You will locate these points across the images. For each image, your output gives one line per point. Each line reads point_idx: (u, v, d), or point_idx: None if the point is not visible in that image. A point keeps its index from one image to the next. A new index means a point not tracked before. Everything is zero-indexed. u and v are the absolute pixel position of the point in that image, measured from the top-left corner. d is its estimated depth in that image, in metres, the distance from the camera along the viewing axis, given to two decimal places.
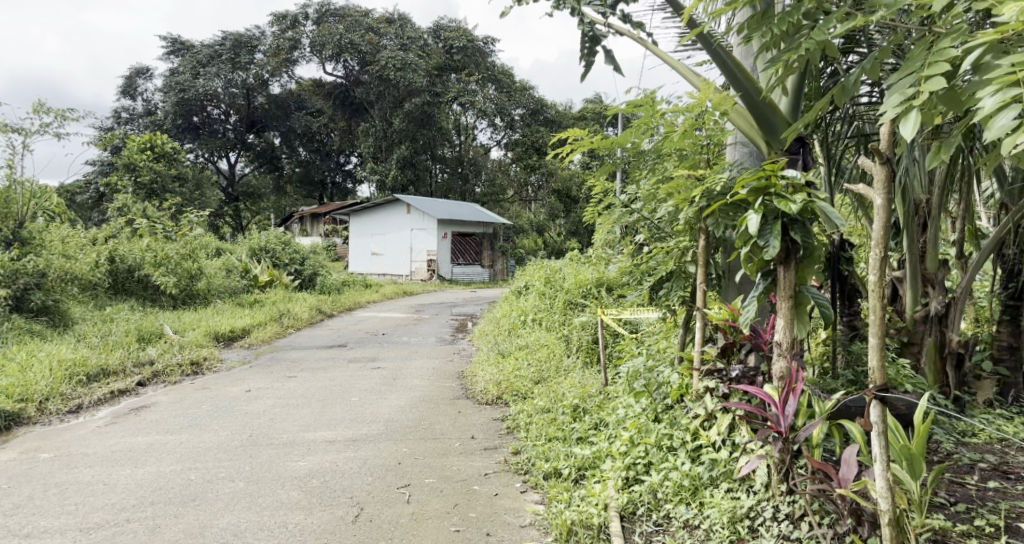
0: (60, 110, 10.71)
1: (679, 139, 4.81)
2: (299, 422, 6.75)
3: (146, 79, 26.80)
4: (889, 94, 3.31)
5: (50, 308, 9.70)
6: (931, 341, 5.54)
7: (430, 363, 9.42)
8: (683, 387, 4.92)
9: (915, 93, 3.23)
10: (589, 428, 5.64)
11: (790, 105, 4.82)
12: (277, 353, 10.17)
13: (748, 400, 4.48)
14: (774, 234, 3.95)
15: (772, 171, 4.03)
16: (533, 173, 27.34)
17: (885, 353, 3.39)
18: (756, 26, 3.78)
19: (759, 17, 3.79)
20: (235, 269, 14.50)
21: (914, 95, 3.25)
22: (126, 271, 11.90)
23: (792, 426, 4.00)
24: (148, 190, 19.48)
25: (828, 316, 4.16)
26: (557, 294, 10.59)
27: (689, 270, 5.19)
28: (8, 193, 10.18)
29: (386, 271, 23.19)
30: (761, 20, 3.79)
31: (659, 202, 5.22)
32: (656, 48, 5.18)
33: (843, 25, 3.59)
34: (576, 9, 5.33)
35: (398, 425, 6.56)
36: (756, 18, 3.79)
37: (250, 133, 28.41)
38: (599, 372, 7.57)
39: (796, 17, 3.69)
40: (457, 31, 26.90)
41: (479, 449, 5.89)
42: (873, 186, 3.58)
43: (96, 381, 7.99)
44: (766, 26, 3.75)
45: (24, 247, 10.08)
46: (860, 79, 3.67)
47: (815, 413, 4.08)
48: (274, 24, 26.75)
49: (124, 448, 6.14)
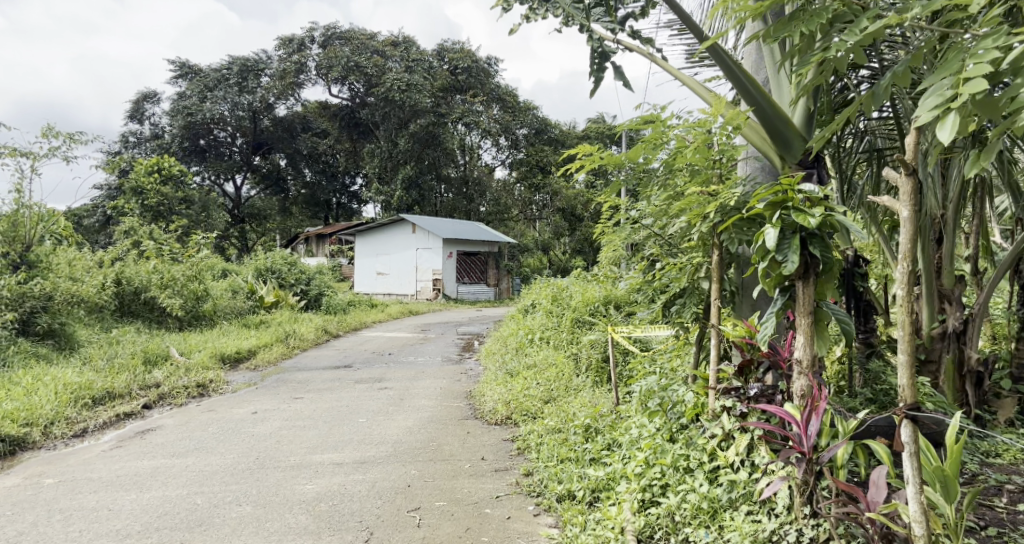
0: (69, 134, 10.73)
1: (691, 155, 4.74)
2: (307, 444, 6.66)
3: (153, 104, 26.93)
4: (925, 98, 3.26)
5: (57, 331, 9.65)
6: (948, 359, 5.41)
7: (437, 383, 9.32)
8: (698, 406, 4.84)
9: (953, 96, 3.17)
10: (602, 448, 5.53)
11: (806, 115, 4.70)
12: (283, 374, 10.08)
13: (767, 419, 4.39)
14: (792, 249, 3.87)
15: (789, 184, 3.95)
16: (538, 193, 27.35)
17: (915, 371, 3.29)
18: (778, 33, 3.72)
19: (784, 20, 3.73)
20: (240, 291, 14.46)
21: (953, 98, 3.19)
22: (133, 293, 11.88)
23: (814, 447, 3.86)
24: (155, 212, 19.51)
25: (849, 332, 4.05)
26: (565, 312, 10.50)
27: (702, 287, 5.11)
28: (15, 216, 10.14)
29: (391, 290, 23.12)
30: (787, 23, 3.72)
31: (670, 218, 5.14)
32: (667, 64, 5.13)
33: (874, 29, 3.53)
34: (585, 26, 5.31)
35: (407, 447, 6.45)
36: (780, 23, 3.72)
37: (256, 156, 28.54)
38: (609, 391, 7.46)
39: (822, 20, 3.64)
40: (461, 52, 26.96)
41: (489, 471, 5.79)
42: (898, 199, 3.47)
43: (102, 405, 7.91)
44: (791, 30, 3.70)
45: (30, 271, 10.08)
46: (891, 86, 3.59)
47: (838, 433, 3.93)
48: (280, 48, 26.93)
49: (129, 473, 6.04)
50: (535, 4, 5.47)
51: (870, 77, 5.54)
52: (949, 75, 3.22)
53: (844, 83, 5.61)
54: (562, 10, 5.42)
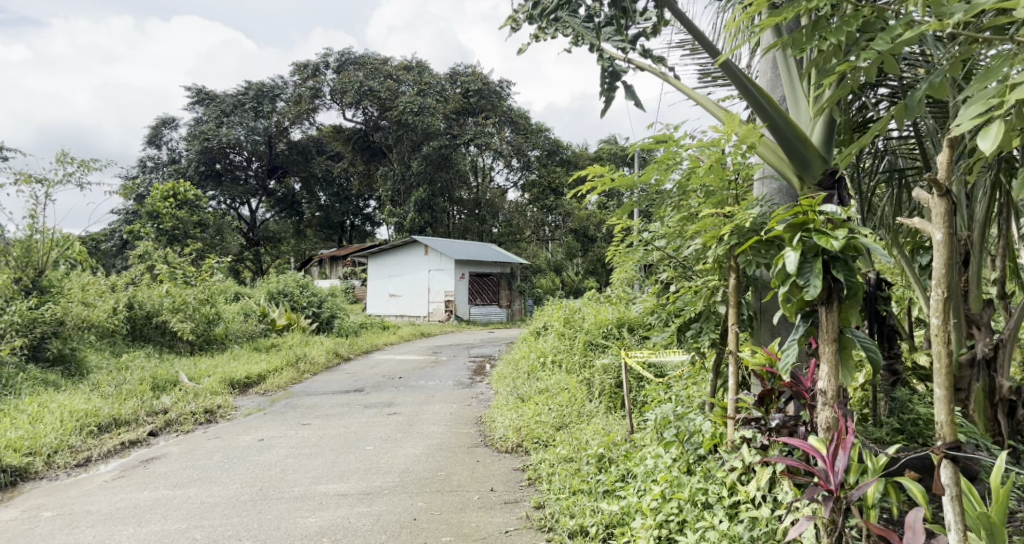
0: (84, 160, 10.68)
1: (705, 175, 4.57)
2: (312, 473, 6.48)
3: (171, 129, 27.04)
4: (964, 106, 3.11)
5: (67, 357, 9.54)
6: (978, 386, 5.16)
7: (447, 409, 9.12)
8: (717, 437, 4.69)
9: (997, 104, 3.02)
10: (615, 480, 5.33)
11: (825, 133, 4.52)
12: (293, 399, 9.91)
13: (789, 452, 4.19)
14: (814, 273, 3.69)
15: (809, 206, 3.77)
16: (550, 214, 27.18)
17: (953, 407, 3.16)
18: (803, 42, 3.60)
19: (809, 26, 3.59)
20: (252, 314, 14.36)
21: (997, 107, 3.03)
22: (144, 317, 11.78)
23: (842, 484, 3.64)
24: (170, 236, 19.47)
25: (876, 361, 3.82)
26: (577, 334, 10.29)
27: (719, 311, 4.92)
28: (28, 242, 10.05)
29: (404, 312, 22.96)
30: (812, 29, 3.58)
31: (685, 240, 4.97)
32: (680, 83, 4.98)
33: (907, 36, 3.38)
34: (595, 45, 5.18)
35: (414, 477, 6.26)
36: (806, 30, 3.59)
37: (271, 180, 28.61)
38: (623, 418, 7.25)
39: (856, 26, 3.49)
40: (473, 74, 27.02)
41: (499, 503, 5.59)
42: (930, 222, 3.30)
43: (108, 432, 7.76)
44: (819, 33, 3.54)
45: (42, 296, 10.00)
46: (925, 97, 3.44)
47: (868, 469, 3.71)
48: (295, 73, 27.05)
49: (129, 505, 5.88)
50: (544, 24, 5.31)
51: (890, 95, 5.40)
52: (991, 82, 3.05)
53: (862, 102, 5.46)
54: (571, 30, 5.28)
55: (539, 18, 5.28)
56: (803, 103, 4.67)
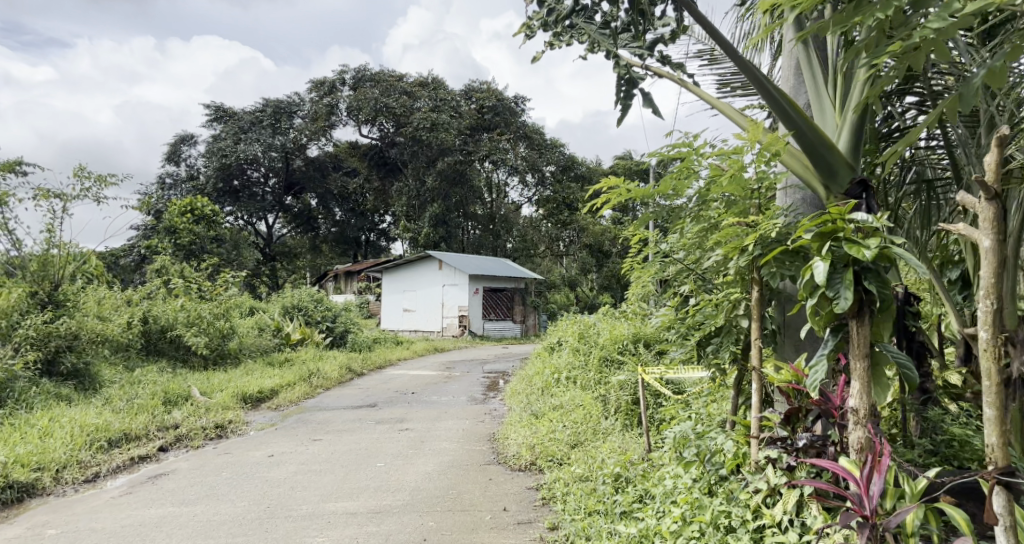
0: (101, 175, 10.63)
1: (726, 184, 4.40)
2: (321, 491, 6.31)
3: (190, 146, 27.14)
4: None
5: (81, 371, 9.45)
6: (1013, 407, 5.01)
7: (460, 425, 8.94)
8: (739, 457, 4.51)
9: None
10: (633, 500, 5.17)
11: (853, 140, 4.32)
12: (305, 414, 9.75)
13: (818, 474, 3.99)
14: (844, 284, 3.50)
15: (838, 213, 3.58)
16: (565, 229, 26.97)
17: (1004, 431, 3.08)
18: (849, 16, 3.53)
19: (852, 8, 3.51)
20: (267, 328, 14.29)
21: None
22: (159, 332, 11.69)
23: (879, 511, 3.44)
24: (187, 251, 19.47)
25: (912, 379, 3.62)
26: (592, 350, 10.09)
27: (742, 325, 4.74)
28: (45, 256, 10.04)
29: (417, 327, 22.79)
30: (854, 11, 3.50)
31: (705, 251, 4.79)
32: (701, 90, 4.82)
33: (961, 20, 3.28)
34: (611, 52, 5.03)
35: (425, 495, 6.08)
36: (848, 10, 3.52)
37: (287, 196, 28.71)
38: (639, 436, 7.06)
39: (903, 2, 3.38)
40: (488, 91, 27.15)
41: (512, 523, 5.42)
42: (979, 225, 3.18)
43: (117, 447, 7.62)
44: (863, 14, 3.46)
45: (57, 309, 9.87)
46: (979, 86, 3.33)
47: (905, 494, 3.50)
48: (312, 90, 27.10)
49: (134, 523, 5.73)
50: (559, 31, 5.18)
51: (918, 103, 5.40)
52: None
53: (889, 112, 5.44)
54: (587, 37, 5.13)
55: (554, 25, 5.15)
56: (829, 109, 4.47)
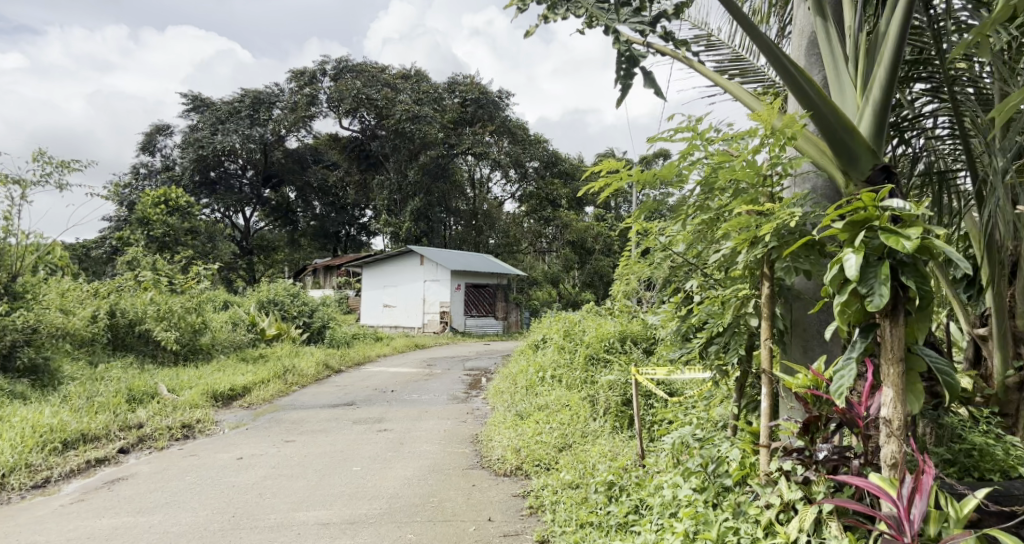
0: (62, 160, 10.06)
1: (735, 171, 4.00)
2: (291, 498, 5.89)
3: (166, 137, 26.47)
4: None
5: (40, 367, 8.90)
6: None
7: (441, 426, 8.50)
8: (747, 467, 4.11)
9: None
10: (628, 512, 4.83)
11: (876, 119, 3.92)
12: (278, 414, 9.27)
13: (838, 489, 3.66)
14: (880, 279, 3.21)
15: (871, 201, 3.28)
16: (548, 226, 26.58)
17: None
18: None
19: None
20: (241, 323, 13.76)
21: None
22: (126, 326, 11.12)
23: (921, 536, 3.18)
24: (160, 243, 18.84)
25: (951, 385, 3.34)
26: (578, 348, 9.67)
27: (751, 325, 4.35)
28: (2, 245, 9.43)
29: (397, 323, 22.27)
30: None
31: (709, 243, 4.38)
32: (707, 69, 4.44)
33: None
34: (610, 27, 4.53)
35: (404, 503, 5.68)
36: None
37: (265, 188, 28.10)
38: (629, 439, 6.70)
39: None
40: (472, 83, 26.63)
41: (498, 536, 5.04)
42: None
43: (73, 449, 7.12)
44: None
45: (14, 302, 9.31)
46: None
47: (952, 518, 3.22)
48: (292, 80, 26.39)
49: (83, 535, 5.26)
50: (554, 3, 4.74)
51: (931, 90, 5.06)
52: None
53: (898, 99, 5.11)
54: (584, 10, 4.66)
55: None
56: (849, 90, 4.07)
